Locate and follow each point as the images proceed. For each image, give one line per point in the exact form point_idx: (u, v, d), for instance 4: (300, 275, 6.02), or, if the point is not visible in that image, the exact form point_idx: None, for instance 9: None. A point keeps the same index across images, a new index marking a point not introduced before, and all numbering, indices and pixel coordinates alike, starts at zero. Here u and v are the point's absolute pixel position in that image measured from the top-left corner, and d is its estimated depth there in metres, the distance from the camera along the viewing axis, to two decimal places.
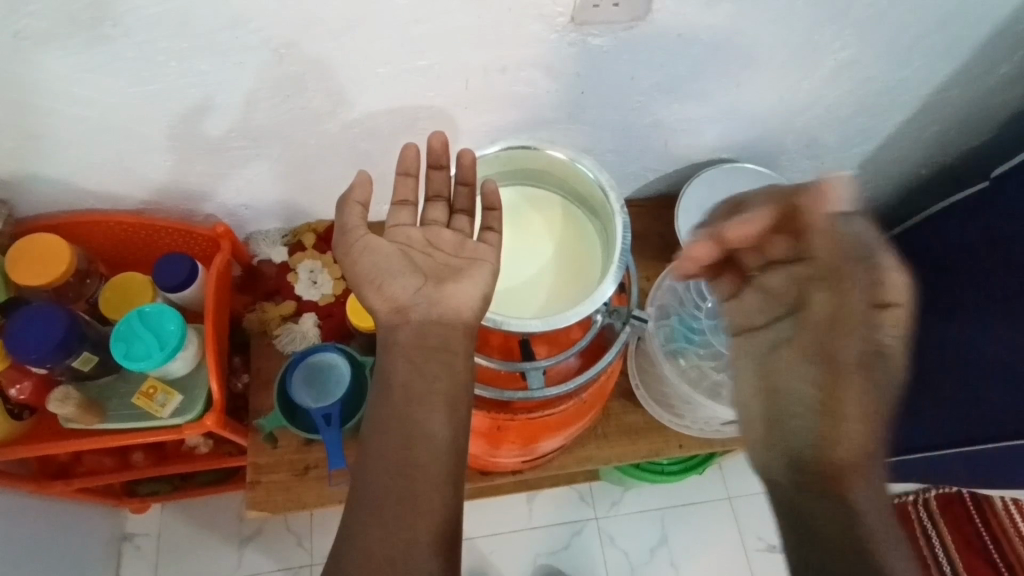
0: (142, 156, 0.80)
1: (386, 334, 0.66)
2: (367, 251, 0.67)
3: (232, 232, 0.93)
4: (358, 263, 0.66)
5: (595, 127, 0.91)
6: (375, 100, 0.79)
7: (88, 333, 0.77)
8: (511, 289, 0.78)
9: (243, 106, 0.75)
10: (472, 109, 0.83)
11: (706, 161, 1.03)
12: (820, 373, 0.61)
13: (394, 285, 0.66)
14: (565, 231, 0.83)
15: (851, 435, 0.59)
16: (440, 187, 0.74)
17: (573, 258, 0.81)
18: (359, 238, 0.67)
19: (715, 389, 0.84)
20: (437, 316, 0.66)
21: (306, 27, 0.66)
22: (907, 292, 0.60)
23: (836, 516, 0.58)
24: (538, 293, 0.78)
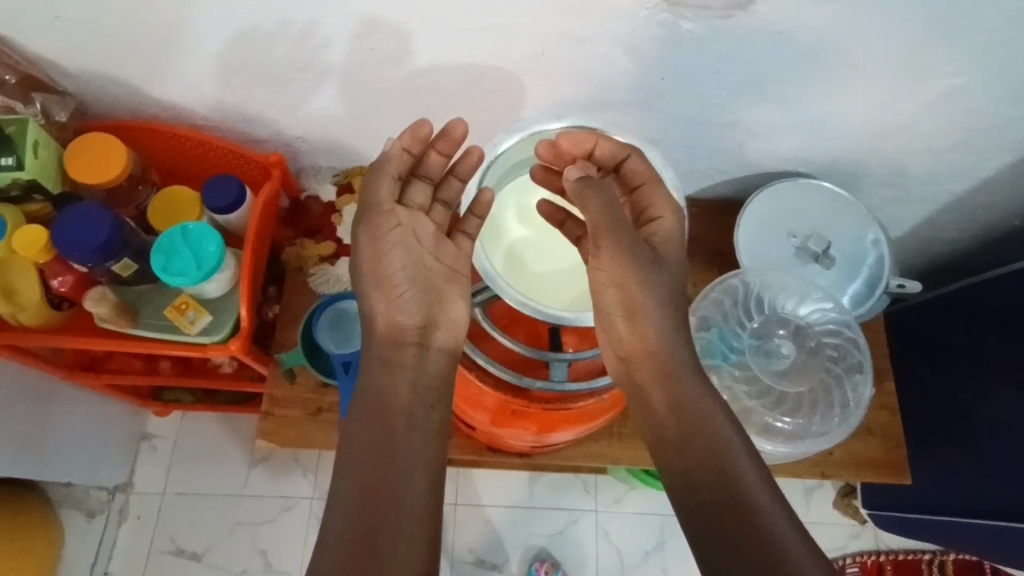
0: (207, 73, 0.79)
1: (391, 349, 0.69)
2: (389, 251, 0.70)
3: (283, 162, 0.92)
4: (378, 266, 0.70)
5: (668, 118, 0.86)
6: (444, 53, 0.76)
7: (133, 241, 0.77)
8: (545, 275, 0.78)
9: (311, 38, 0.73)
10: (542, 78, 0.80)
11: (779, 172, 0.97)
12: (610, 274, 0.67)
13: (405, 303, 0.70)
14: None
15: (657, 331, 0.68)
16: (433, 170, 0.76)
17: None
18: (382, 228, 0.70)
19: (743, 414, 0.76)
20: (436, 346, 0.71)
21: None
22: (673, 211, 0.72)
23: (665, 389, 0.67)
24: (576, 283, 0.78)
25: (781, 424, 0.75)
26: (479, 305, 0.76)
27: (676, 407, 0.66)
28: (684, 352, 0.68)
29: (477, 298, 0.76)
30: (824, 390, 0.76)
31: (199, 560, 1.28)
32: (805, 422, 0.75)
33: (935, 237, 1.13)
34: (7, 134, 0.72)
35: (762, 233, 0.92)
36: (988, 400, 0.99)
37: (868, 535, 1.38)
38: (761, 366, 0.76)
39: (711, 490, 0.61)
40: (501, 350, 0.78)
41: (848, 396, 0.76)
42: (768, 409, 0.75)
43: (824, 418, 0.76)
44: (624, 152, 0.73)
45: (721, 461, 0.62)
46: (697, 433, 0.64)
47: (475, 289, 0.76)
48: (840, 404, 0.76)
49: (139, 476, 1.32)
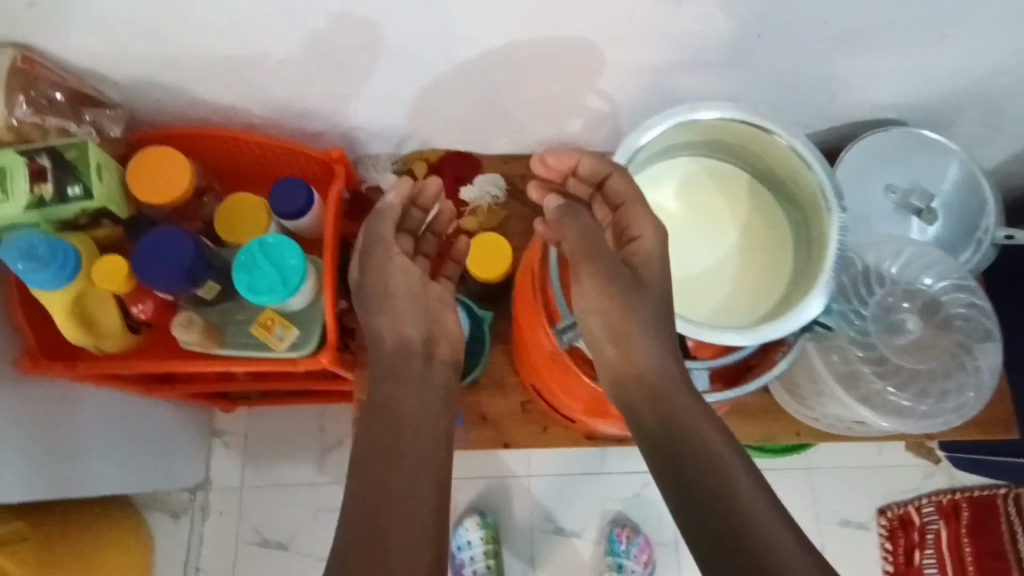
0: (265, 70, 0.73)
1: (399, 358, 0.69)
2: (390, 276, 0.71)
3: (345, 156, 0.87)
4: (381, 291, 0.71)
5: (759, 77, 0.79)
6: (521, 30, 0.69)
7: (214, 262, 0.74)
8: (688, 279, 0.69)
9: (378, 24, 0.67)
10: (626, 46, 0.73)
11: (869, 122, 0.91)
12: (593, 302, 0.63)
13: (408, 317, 0.70)
14: (757, 226, 0.72)
15: (650, 354, 0.61)
16: (414, 223, 0.77)
17: (760, 258, 0.71)
18: (382, 259, 0.71)
19: (870, 397, 0.71)
20: (442, 357, 0.71)
21: None
22: (656, 228, 0.63)
23: (654, 411, 0.60)
24: (716, 288, 0.69)
25: (912, 406, 0.70)
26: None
27: (667, 429, 0.58)
28: (673, 369, 0.61)
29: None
30: (955, 363, 0.70)
31: (285, 548, 1.30)
32: (937, 400, 0.70)
33: None
34: (68, 160, 0.68)
35: (857, 191, 0.87)
36: None
37: (942, 474, 1.38)
38: (886, 344, 0.71)
39: (711, 513, 0.53)
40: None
41: (979, 366, 0.71)
42: (891, 393, 0.70)
43: (957, 390, 0.71)
44: (608, 170, 0.66)
45: (721, 484, 0.54)
46: (687, 452, 0.57)
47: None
48: (972, 372, 0.70)
49: (215, 471, 1.33)
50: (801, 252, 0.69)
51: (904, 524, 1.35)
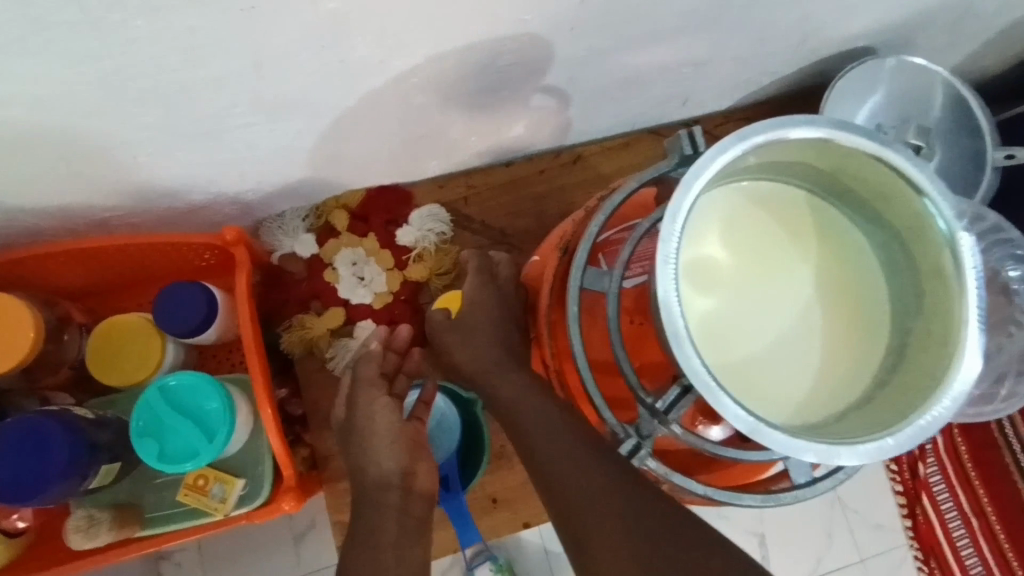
0: (103, 157, 0.52)
1: (373, 493, 0.57)
2: (378, 411, 0.61)
3: (242, 233, 0.67)
4: (366, 429, 0.60)
5: (729, 32, 0.65)
6: (446, 38, 0.51)
7: (99, 440, 0.54)
8: (760, 371, 0.40)
9: (253, 70, 0.47)
10: (578, 31, 0.57)
11: (839, 59, 0.79)
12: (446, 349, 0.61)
13: (384, 448, 0.59)
14: (836, 267, 0.42)
15: (473, 369, 0.59)
16: (388, 364, 0.66)
17: (855, 318, 0.41)
18: (367, 397, 0.62)
19: None
20: (422, 490, 0.59)
21: None
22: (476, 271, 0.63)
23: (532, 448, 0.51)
24: (797, 378, 0.40)
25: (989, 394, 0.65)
26: (677, 422, 0.43)
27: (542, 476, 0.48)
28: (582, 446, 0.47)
29: (673, 415, 0.43)
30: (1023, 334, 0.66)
31: None
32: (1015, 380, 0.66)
33: None
34: None
35: None
36: None
37: None
38: None
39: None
40: (693, 457, 0.52)
41: None
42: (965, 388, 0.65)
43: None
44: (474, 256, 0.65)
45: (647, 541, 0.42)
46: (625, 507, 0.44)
47: (659, 403, 0.44)
48: None
49: None
50: (909, 307, 0.40)
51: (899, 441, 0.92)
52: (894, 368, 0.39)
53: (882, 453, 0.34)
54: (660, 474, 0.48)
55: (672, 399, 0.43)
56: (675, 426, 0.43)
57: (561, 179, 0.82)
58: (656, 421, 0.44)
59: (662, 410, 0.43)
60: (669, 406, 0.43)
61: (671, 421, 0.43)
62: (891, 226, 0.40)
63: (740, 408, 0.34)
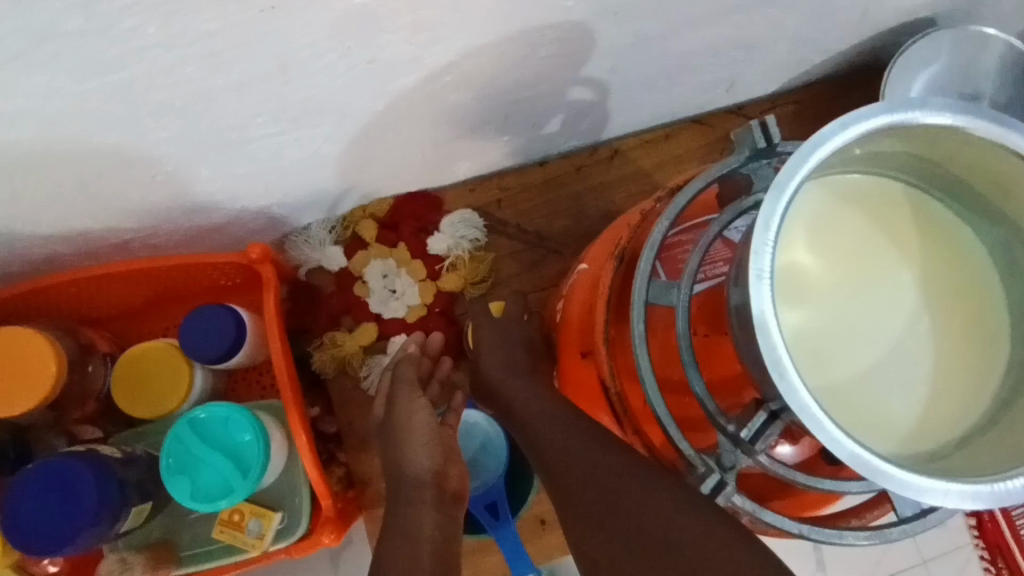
0: (119, 175, 0.48)
1: (406, 491, 0.52)
2: (416, 411, 0.56)
3: (268, 250, 0.63)
4: (403, 429, 0.55)
5: (783, 10, 0.60)
6: (480, 31, 0.47)
7: (128, 480, 0.51)
8: (865, 391, 0.35)
9: (273, 76, 0.43)
10: (623, 15, 0.52)
11: (898, 33, 0.73)
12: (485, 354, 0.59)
13: (419, 444, 0.54)
14: (945, 268, 0.37)
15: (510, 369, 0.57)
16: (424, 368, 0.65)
17: (970, 327, 0.36)
18: (407, 396, 0.57)
19: None
20: (456, 491, 0.54)
21: None
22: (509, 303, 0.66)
23: (573, 465, 0.45)
24: (907, 396, 0.35)
25: None
26: (764, 453, 0.39)
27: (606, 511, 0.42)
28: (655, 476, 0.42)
29: (760, 445, 0.39)
30: None
31: None
32: None
33: None
34: None
35: None
36: None
37: None
38: None
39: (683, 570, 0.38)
40: (770, 481, 0.47)
41: None
42: None
43: None
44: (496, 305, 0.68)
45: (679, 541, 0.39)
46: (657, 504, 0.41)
47: (743, 431, 0.40)
48: None
49: None
50: None
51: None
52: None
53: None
54: (748, 510, 0.42)
55: (758, 427, 0.39)
56: (762, 456, 0.39)
57: (598, 176, 0.78)
58: (739, 451, 0.40)
59: (748, 439, 0.39)
60: (756, 434, 0.39)
61: (759, 451, 0.39)
62: (1013, 223, 0.35)
63: (858, 444, 0.29)
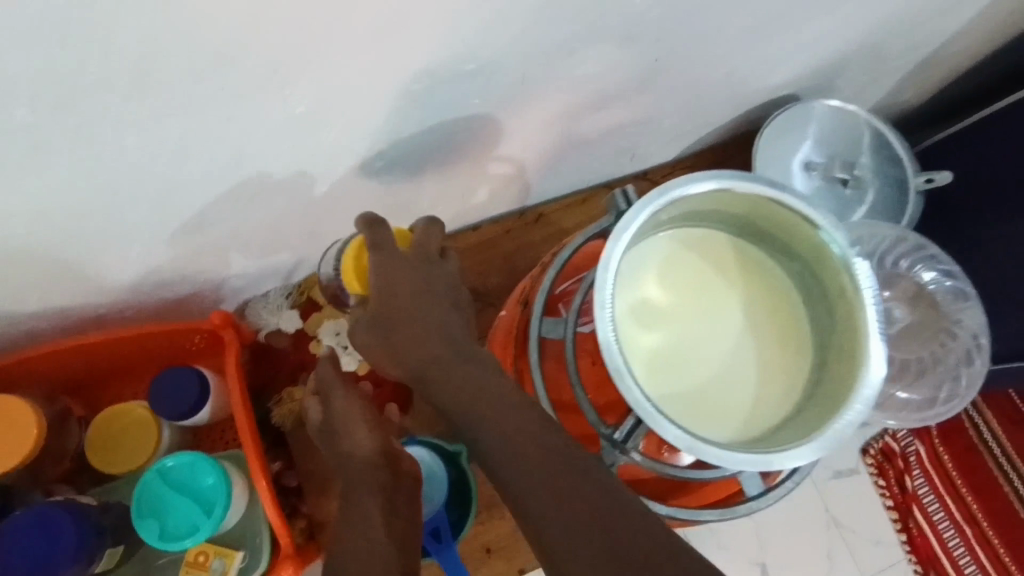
0: (96, 258, 0.56)
1: (361, 472, 0.57)
2: (350, 401, 0.62)
3: (229, 316, 0.71)
4: (340, 420, 0.60)
5: (661, 94, 0.73)
6: (402, 124, 0.58)
7: (103, 525, 0.57)
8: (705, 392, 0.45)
9: (228, 168, 0.53)
10: (523, 106, 0.64)
11: (766, 106, 0.87)
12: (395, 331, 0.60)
13: (360, 429, 0.60)
14: (761, 293, 0.48)
15: None
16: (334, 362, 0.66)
17: (784, 339, 0.48)
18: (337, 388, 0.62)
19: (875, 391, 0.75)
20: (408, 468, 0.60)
21: (306, 51, 0.43)
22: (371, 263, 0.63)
23: (531, 487, 0.43)
24: (736, 394, 0.46)
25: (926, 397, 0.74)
26: (635, 450, 0.48)
27: None
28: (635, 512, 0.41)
29: (631, 443, 0.48)
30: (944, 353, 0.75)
31: None
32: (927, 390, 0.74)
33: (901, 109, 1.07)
34: None
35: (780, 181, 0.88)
36: None
37: None
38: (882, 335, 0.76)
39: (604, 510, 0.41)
40: (663, 483, 0.56)
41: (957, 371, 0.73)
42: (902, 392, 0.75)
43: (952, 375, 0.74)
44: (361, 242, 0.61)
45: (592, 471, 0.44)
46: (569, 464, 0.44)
47: (617, 433, 0.49)
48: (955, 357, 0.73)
49: None
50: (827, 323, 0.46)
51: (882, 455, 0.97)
52: (820, 381, 0.45)
53: (809, 458, 0.39)
54: None
55: (629, 429, 0.48)
56: (634, 452, 0.48)
57: (526, 236, 0.89)
58: (617, 450, 0.49)
59: (621, 439, 0.48)
60: (627, 435, 0.48)
61: (630, 448, 0.48)
62: (802, 259, 0.47)
63: (679, 431, 0.39)
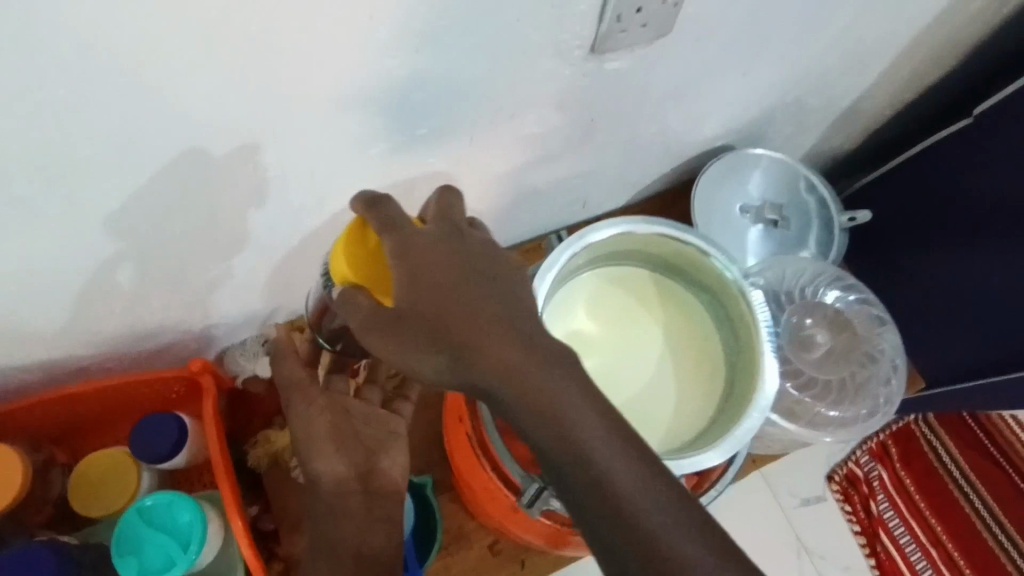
0: (85, 312, 0.62)
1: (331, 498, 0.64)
2: (313, 420, 0.64)
3: (208, 363, 0.75)
4: (303, 439, 0.63)
5: (602, 148, 0.81)
6: (365, 182, 0.65)
7: (82, 560, 0.60)
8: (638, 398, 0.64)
9: (206, 225, 0.59)
10: (476, 163, 0.71)
11: (701, 155, 0.96)
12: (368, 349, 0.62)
13: (324, 452, 0.63)
14: (678, 321, 0.68)
15: None
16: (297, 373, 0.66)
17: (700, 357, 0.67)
18: (299, 402, 0.64)
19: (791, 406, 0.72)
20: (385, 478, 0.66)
21: (265, 117, 0.50)
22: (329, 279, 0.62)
23: (586, 485, 0.43)
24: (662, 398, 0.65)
25: (853, 413, 0.72)
26: None
27: None
28: (680, 513, 0.42)
29: None
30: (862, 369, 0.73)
31: None
32: (851, 408, 0.72)
33: (834, 155, 1.17)
34: None
35: (717, 222, 0.97)
36: (934, 271, 0.99)
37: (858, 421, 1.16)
38: (801, 356, 0.73)
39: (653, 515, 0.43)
40: None
41: (880, 393, 0.72)
42: (832, 411, 0.72)
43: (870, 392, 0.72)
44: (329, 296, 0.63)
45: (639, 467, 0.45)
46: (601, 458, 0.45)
47: None
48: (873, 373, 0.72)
49: None
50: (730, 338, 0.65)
51: (852, 485, 1.11)
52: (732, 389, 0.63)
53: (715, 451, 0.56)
54: None
55: None
56: None
57: None
58: None
59: None
60: None
61: None
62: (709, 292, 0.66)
63: None
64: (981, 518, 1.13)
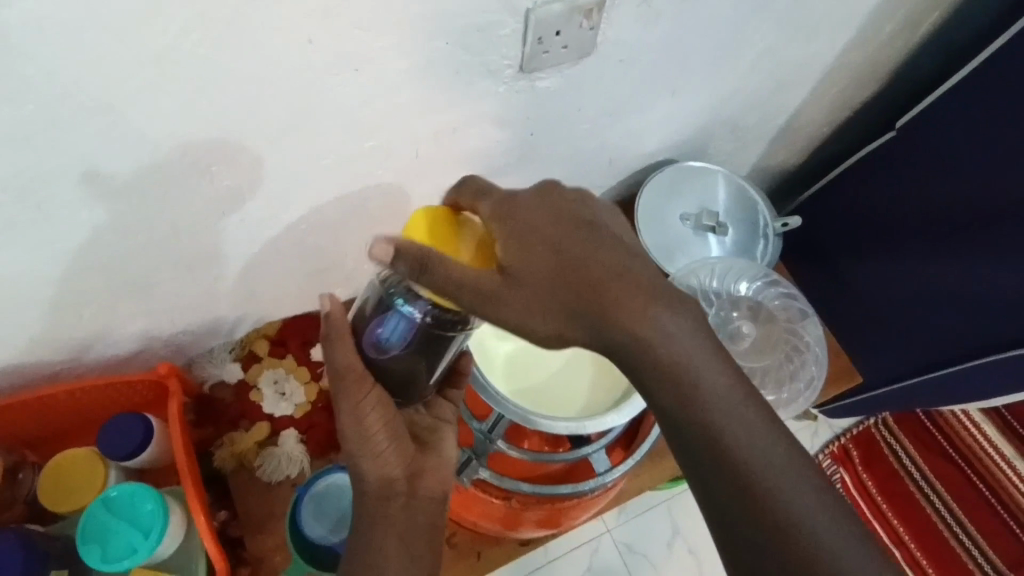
0: (56, 320, 0.67)
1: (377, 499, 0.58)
2: (366, 414, 0.56)
3: (174, 368, 0.80)
4: (358, 438, 0.56)
5: (547, 162, 0.87)
6: (318, 194, 0.70)
7: (47, 551, 0.64)
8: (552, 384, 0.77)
9: (168, 236, 0.64)
10: (426, 177, 0.77)
11: (645, 169, 1.03)
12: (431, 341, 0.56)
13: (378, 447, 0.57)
14: None
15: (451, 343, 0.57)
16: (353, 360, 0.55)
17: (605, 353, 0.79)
18: (350, 402, 0.55)
19: None
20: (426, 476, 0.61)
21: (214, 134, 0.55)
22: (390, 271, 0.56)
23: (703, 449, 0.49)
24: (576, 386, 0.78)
25: (776, 397, 0.78)
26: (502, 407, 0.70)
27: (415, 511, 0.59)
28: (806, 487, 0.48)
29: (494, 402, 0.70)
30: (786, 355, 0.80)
31: None
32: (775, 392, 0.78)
33: (782, 169, 1.23)
34: None
35: (660, 229, 1.00)
36: (873, 275, 1.04)
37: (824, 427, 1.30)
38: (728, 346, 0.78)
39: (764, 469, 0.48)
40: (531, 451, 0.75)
41: (806, 374, 0.79)
42: None
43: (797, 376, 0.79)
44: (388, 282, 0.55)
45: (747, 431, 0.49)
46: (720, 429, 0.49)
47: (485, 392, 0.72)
48: (799, 361, 0.79)
49: None
50: None
51: None
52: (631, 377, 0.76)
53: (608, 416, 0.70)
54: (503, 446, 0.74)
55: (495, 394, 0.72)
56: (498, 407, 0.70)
57: None
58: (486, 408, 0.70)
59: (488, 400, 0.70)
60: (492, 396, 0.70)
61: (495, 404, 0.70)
62: None
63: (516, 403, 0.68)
64: (944, 522, 1.21)
